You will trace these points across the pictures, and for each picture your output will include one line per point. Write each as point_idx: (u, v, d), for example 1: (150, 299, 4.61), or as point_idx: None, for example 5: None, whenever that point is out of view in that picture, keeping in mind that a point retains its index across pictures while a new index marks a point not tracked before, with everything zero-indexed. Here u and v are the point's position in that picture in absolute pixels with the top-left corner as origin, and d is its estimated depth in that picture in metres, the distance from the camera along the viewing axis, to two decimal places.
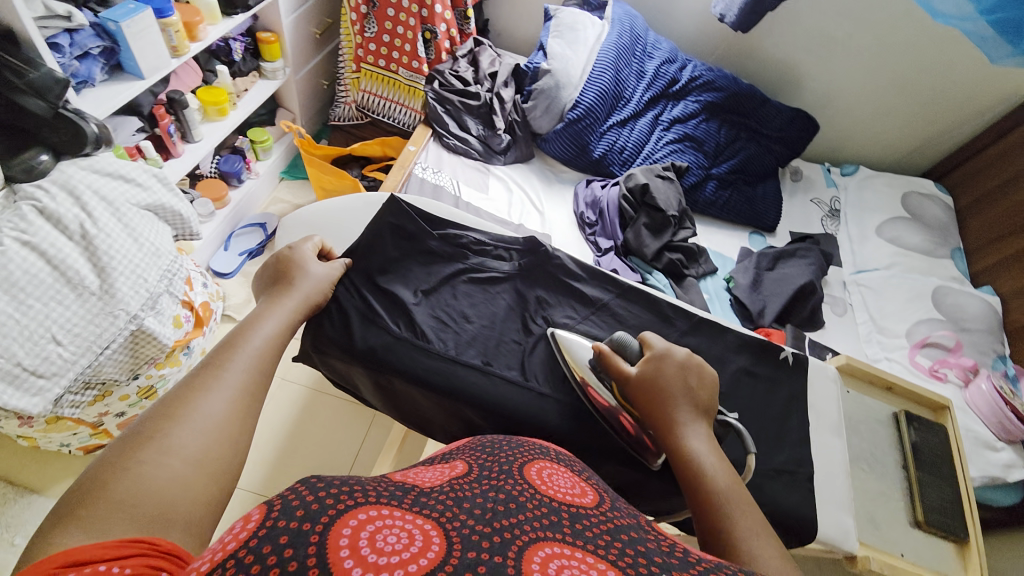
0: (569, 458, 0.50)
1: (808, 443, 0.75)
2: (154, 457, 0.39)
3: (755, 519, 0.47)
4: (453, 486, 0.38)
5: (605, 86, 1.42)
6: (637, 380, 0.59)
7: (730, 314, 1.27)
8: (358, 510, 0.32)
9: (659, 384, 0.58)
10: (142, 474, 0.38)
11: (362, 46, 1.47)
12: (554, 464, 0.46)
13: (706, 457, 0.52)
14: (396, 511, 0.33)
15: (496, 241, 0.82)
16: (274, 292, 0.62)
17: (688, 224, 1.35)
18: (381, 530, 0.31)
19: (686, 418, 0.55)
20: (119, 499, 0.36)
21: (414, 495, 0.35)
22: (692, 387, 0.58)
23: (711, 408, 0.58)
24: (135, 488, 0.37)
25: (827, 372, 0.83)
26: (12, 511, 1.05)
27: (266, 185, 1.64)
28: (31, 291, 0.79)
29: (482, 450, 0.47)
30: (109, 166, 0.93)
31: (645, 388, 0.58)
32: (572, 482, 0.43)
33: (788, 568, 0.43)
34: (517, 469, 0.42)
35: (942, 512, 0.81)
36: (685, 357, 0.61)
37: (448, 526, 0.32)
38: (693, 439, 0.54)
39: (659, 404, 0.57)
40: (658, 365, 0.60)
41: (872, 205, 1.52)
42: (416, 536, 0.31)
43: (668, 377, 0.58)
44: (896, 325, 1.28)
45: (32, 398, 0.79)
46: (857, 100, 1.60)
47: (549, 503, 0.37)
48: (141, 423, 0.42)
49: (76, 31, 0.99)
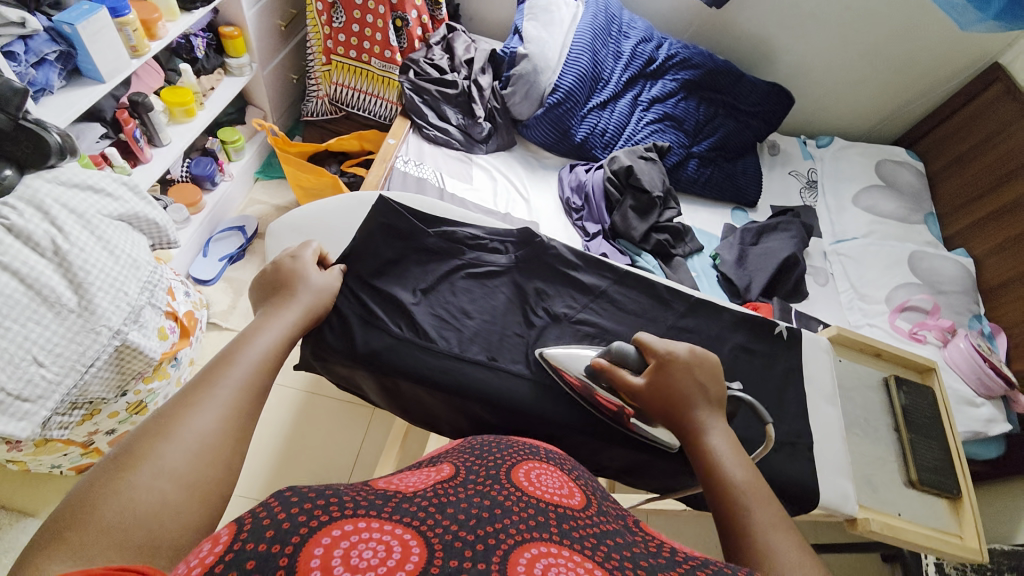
0: (559, 456, 0.52)
1: (806, 414, 0.78)
2: (146, 480, 0.38)
3: (772, 512, 0.48)
4: (437, 491, 0.38)
5: (583, 68, 1.41)
6: (649, 387, 0.60)
7: (717, 290, 1.29)
8: (335, 524, 0.32)
9: (669, 387, 0.59)
10: (131, 497, 0.37)
11: (330, 37, 1.42)
12: (543, 465, 0.47)
13: (722, 454, 0.54)
14: (375, 522, 0.33)
15: (490, 234, 0.82)
16: (271, 304, 0.60)
17: (673, 204, 1.36)
18: (358, 545, 0.31)
19: (703, 417, 0.57)
20: (108, 526, 0.35)
21: (395, 502, 0.36)
22: (703, 386, 0.59)
23: (722, 402, 0.59)
24: (124, 514, 0.36)
25: (820, 344, 0.85)
26: (6, 538, 1.02)
27: (241, 187, 1.59)
28: (7, 312, 0.76)
29: (470, 452, 0.47)
30: (76, 177, 0.89)
31: (654, 393, 0.59)
32: (560, 482, 0.45)
33: (810, 561, 0.45)
34: (506, 472, 0.43)
35: (935, 470, 0.85)
36: (694, 353, 0.61)
37: (430, 534, 0.33)
38: (708, 437, 0.55)
39: (671, 408, 0.58)
40: (664, 367, 0.60)
41: (848, 175, 1.56)
42: (393, 547, 0.31)
43: (682, 377, 0.59)
44: (876, 292, 1.33)
45: (17, 423, 0.76)
46: (830, 71, 1.62)
47: (536, 504, 0.38)
48: (131, 440, 0.40)
49: (29, 37, 0.94)
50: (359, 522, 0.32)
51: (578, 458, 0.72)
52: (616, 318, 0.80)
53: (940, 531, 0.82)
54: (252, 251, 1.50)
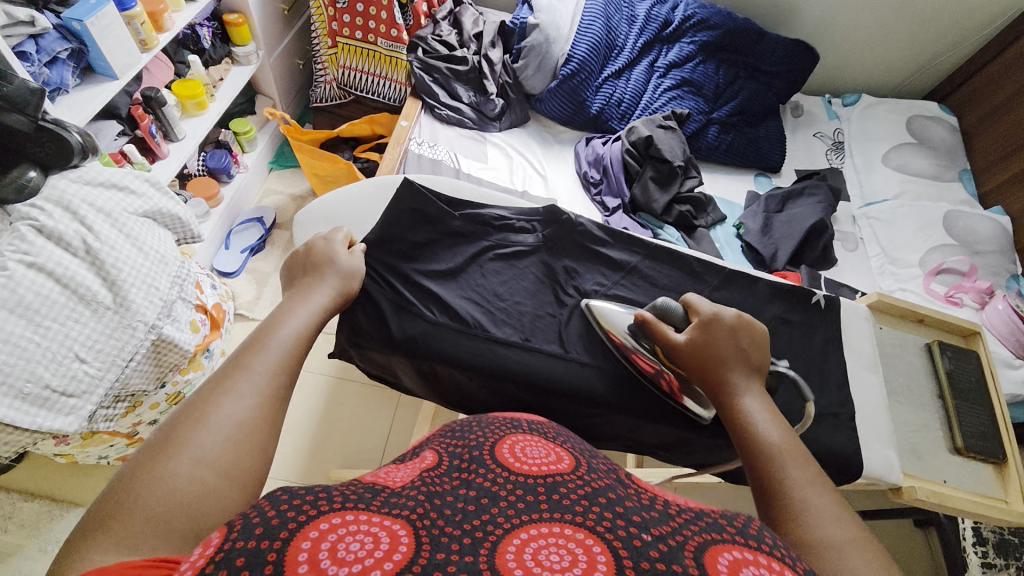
0: (541, 426, 0.52)
1: (847, 384, 0.76)
2: (187, 469, 0.38)
3: (810, 470, 0.47)
4: (424, 482, 0.39)
5: (596, 36, 1.36)
6: (688, 345, 0.60)
7: (742, 259, 1.26)
8: (323, 518, 0.32)
9: (710, 347, 0.58)
10: (172, 486, 0.37)
11: (335, 18, 1.39)
12: (528, 437, 0.47)
13: (756, 415, 0.52)
14: (364, 515, 0.33)
15: (517, 214, 0.81)
16: (301, 286, 0.60)
17: (694, 172, 1.32)
18: (345, 538, 0.31)
19: (739, 380, 0.56)
20: (153, 513, 0.36)
21: (383, 497, 0.36)
22: (744, 350, 0.58)
23: (762, 368, 0.58)
24: (166, 500, 0.37)
25: (859, 311, 0.83)
26: (62, 526, 1.07)
27: (257, 178, 1.59)
28: (46, 312, 0.77)
29: (450, 435, 0.47)
30: (99, 176, 0.89)
31: (693, 354, 0.59)
32: (547, 450, 0.46)
33: (847, 519, 0.43)
34: (491, 451, 0.43)
35: (981, 437, 0.83)
36: (739, 318, 0.60)
37: (419, 525, 0.33)
38: (742, 399, 0.54)
39: (709, 369, 0.57)
40: (705, 328, 0.60)
41: (878, 133, 1.49)
42: (382, 538, 0.32)
43: (719, 339, 0.59)
44: (909, 255, 1.28)
45: (66, 417, 0.79)
46: (856, 25, 1.53)
47: (525, 484, 0.38)
48: (169, 426, 0.41)
49: (40, 36, 0.93)
50: (348, 515, 0.33)
51: (615, 436, 0.73)
52: (648, 294, 0.78)
53: (986, 498, 0.81)
54: (272, 242, 1.52)
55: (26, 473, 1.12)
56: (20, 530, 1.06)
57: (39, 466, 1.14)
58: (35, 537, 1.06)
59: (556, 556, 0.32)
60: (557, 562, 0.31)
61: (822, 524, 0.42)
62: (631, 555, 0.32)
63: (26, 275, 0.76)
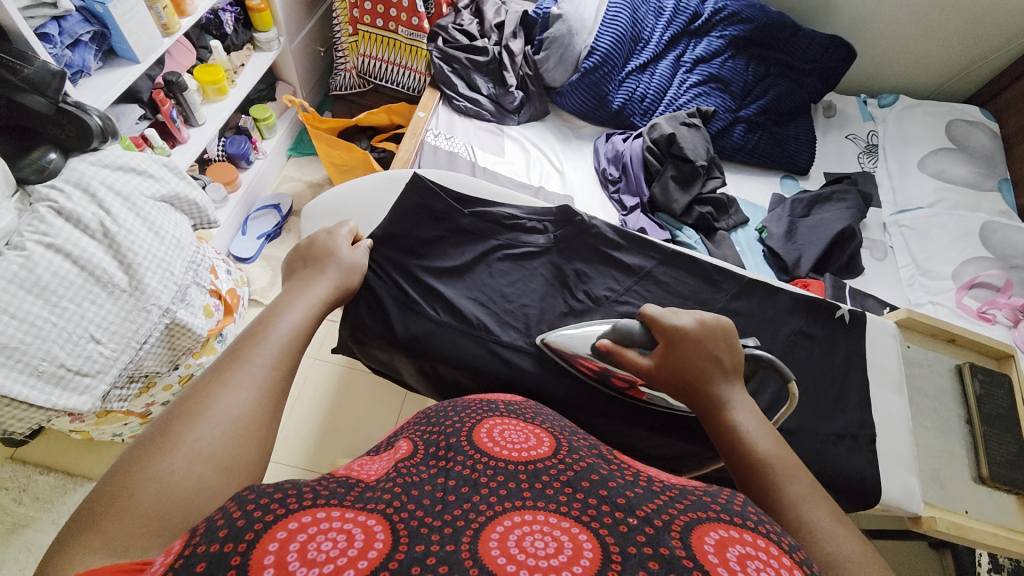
0: (519, 407, 0.54)
1: (869, 405, 0.73)
2: (183, 464, 0.38)
3: (806, 483, 0.45)
4: (400, 472, 0.39)
5: (621, 28, 1.32)
6: (657, 370, 0.57)
7: (764, 266, 1.21)
8: (293, 517, 0.32)
9: (681, 363, 0.55)
10: (167, 482, 0.37)
11: (356, 5, 1.38)
12: (506, 420, 0.49)
13: (744, 426, 0.50)
14: (337, 511, 0.33)
15: (529, 213, 0.79)
16: (299, 277, 0.59)
17: (717, 173, 1.28)
18: (316, 538, 0.31)
19: (721, 391, 0.53)
20: (147, 510, 0.35)
21: (358, 492, 0.36)
22: (718, 358, 0.55)
23: (740, 367, 0.56)
24: (161, 496, 0.36)
25: (886, 327, 0.79)
26: (74, 500, 1.10)
27: (275, 165, 1.59)
28: (62, 292, 0.78)
29: (425, 423, 0.50)
30: (118, 160, 0.90)
31: (666, 373, 0.56)
32: (526, 433, 0.47)
33: (851, 534, 0.41)
34: (468, 437, 0.45)
35: (1008, 466, 0.79)
36: (705, 324, 0.57)
37: (395, 518, 0.33)
38: (727, 413, 0.51)
39: (687, 385, 0.54)
40: (669, 345, 0.57)
41: (915, 137, 1.42)
42: (356, 535, 0.31)
43: (689, 353, 0.55)
44: (942, 267, 1.22)
45: (80, 396, 0.80)
46: (897, 21, 1.45)
47: (506, 469, 0.40)
48: (165, 420, 0.41)
49: (63, 18, 0.94)
50: (319, 513, 0.33)
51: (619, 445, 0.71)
52: (661, 300, 0.76)
53: (1012, 530, 0.77)
54: (288, 229, 1.53)
55: (42, 447, 1.16)
56: (35, 502, 1.10)
57: (54, 440, 1.17)
58: (50, 510, 1.09)
59: (541, 544, 0.32)
60: (542, 548, 0.32)
61: (828, 541, 0.40)
62: (616, 541, 0.32)
63: (43, 256, 0.77)
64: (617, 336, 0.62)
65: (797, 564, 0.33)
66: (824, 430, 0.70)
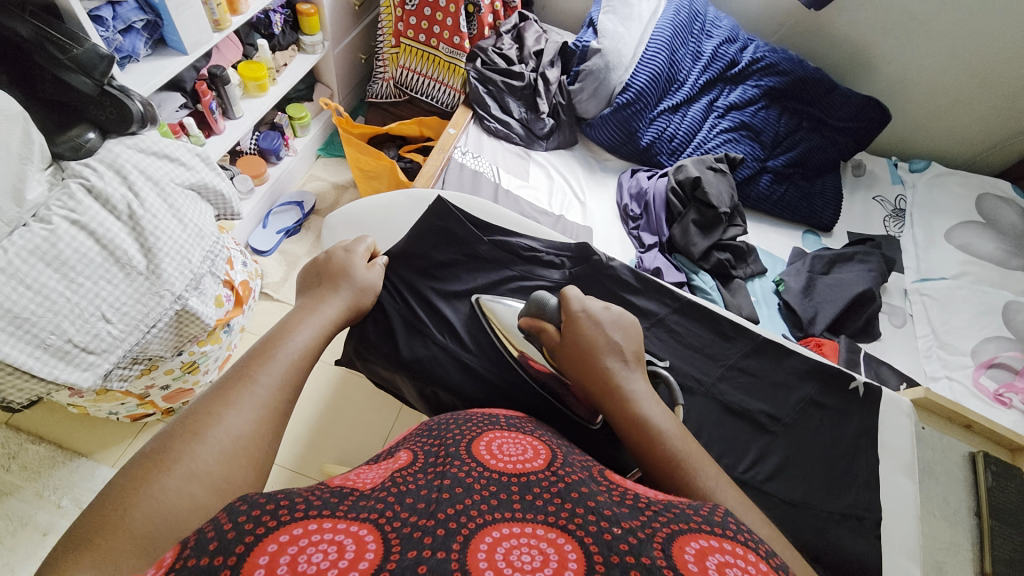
0: (519, 421, 0.54)
1: (876, 484, 0.70)
2: (177, 484, 0.38)
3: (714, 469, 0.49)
4: (395, 481, 0.39)
5: (658, 68, 1.33)
6: (567, 352, 0.58)
7: (777, 319, 1.20)
8: (284, 530, 0.31)
9: (583, 350, 0.57)
10: (162, 502, 0.37)
11: (402, 19, 1.42)
12: (504, 433, 0.48)
13: (643, 411, 0.52)
14: (328, 523, 0.32)
15: (548, 246, 0.79)
16: (312, 295, 0.60)
17: (739, 221, 1.27)
18: (306, 550, 0.30)
19: (629, 383, 0.55)
20: (138, 530, 0.36)
21: (351, 501, 0.35)
22: (620, 347, 0.58)
23: (640, 358, 0.59)
24: (153, 515, 0.37)
25: (902, 406, 0.75)
26: (61, 473, 1.11)
27: (304, 163, 1.63)
28: (81, 269, 0.79)
29: (425, 434, 0.49)
30: (154, 146, 0.93)
31: (568, 354, 0.58)
32: (523, 447, 0.46)
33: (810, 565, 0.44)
34: (466, 448, 0.44)
35: (1011, 564, 0.76)
36: (613, 316, 0.61)
37: (387, 528, 0.33)
38: (640, 407, 0.53)
39: (587, 376, 0.56)
40: (572, 324, 0.60)
41: (943, 207, 1.40)
42: (347, 546, 0.30)
43: (594, 343, 0.57)
44: (961, 342, 1.18)
45: (82, 372, 0.80)
46: (935, 89, 1.45)
47: (499, 481, 0.39)
48: (166, 438, 0.41)
49: (118, 4, 0.98)
50: (311, 525, 0.32)
51: None
52: (670, 349, 0.75)
53: None
54: (308, 227, 1.54)
55: (38, 415, 1.17)
56: (22, 471, 1.10)
57: (52, 410, 1.18)
58: (36, 481, 1.09)
59: (528, 558, 0.31)
60: (529, 562, 0.31)
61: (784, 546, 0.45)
62: (601, 551, 0.32)
63: (67, 232, 0.79)
64: (533, 309, 0.64)
65: (770, 565, 0.33)
66: (825, 507, 0.67)
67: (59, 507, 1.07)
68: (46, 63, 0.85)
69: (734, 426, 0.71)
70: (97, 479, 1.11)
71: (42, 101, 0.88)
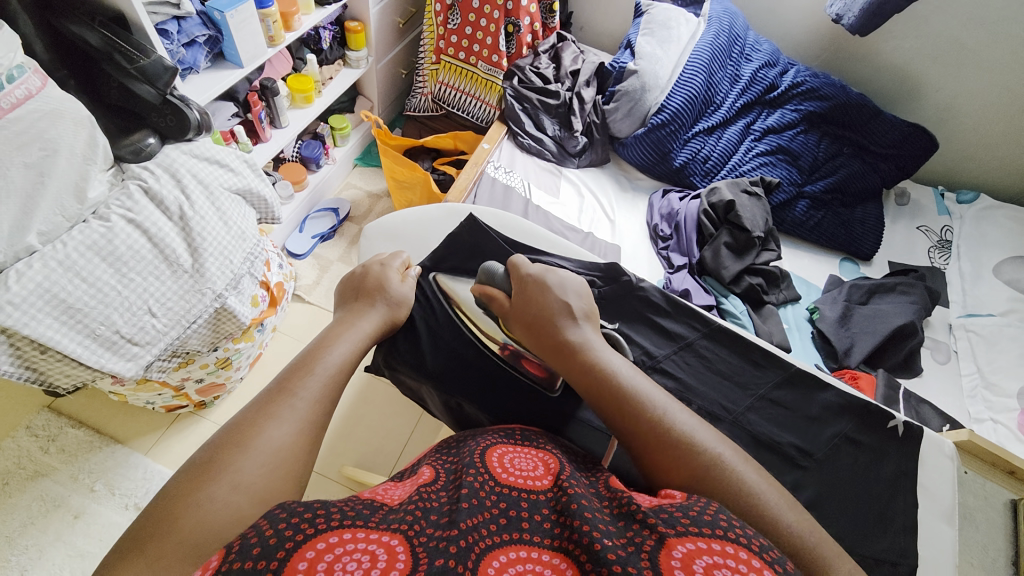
0: (534, 434, 0.54)
1: (915, 531, 0.66)
2: (223, 493, 0.41)
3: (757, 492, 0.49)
4: (421, 495, 0.40)
5: (695, 90, 1.33)
6: (517, 311, 0.64)
7: (810, 349, 1.16)
8: (321, 537, 0.34)
9: (530, 307, 0.63)
10: (207, 512, 0.39)
11: (444, 37, 1.47)
12: (515, 447, 0.49)
13: (595, 356, 0.57)
14: (362, 532, 0.35)
15: (578, 266, 0.80)
16: (351, 310, 0.63)
17: (773, 246, 1.24)
18: (342, 558, 0.33)
19: (575, 332, 0.60)
20: (187, 537, 0.38)
21: (382, 512, 0.37)
22: (570, 304, 0.63)
23: (592, 317, 0.64)
24: (200, 524, 0.39)
25: (944, 448, 0.71)
26: (97, 458, 1.16)
27: (341, 171, 1.68)
28: (133, 265, 0.84)
29: (446, 451, 0.49)
30: (206, 152, 0.98)
31: (519, 314, 0.64)
32: (534, 462, 0.47)
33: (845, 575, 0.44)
34: (481, 460, 0.45)
35: None
36: (559, 279, 0.65)
37: (414, 541, 0.35)
38: (592, 352, 0.58)
39: (538, 331, 0.61)
40: (520, 288, 0.65)
41: (991, 240, 1.34)
42: (378, 556, 0.33)
43: (542, 301, 0.63)
44: (1008, 383, 1.11)
45: (126, 362, 0.84)
46: (988, 120, 1.39)
47: (510, 497, 0.41)
48: (214, 448, 0.44)
49: (184, 19, 1.06)
50: (345, 533, 0.34)
51: None
52: (698, 375, 0.74)
53: None
54: (341, 233, 1.59)
55: (81, 401, 1.23)
56: (61, 453, 1.16)
57: (92, 397, 1.24)
58: (72, 463, 1.15)
59: None
60: None
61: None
62: None
63: (124, 230, 0.84)
64: (482, 278, 0.70)
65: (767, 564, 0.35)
66: (861, 552, 0.64)
67: (92, 491, 1.12)
68: (115, 72, 0.92)
69: (764, 459, 0.69)
70: (129, 466, 1.16)
71: (109, 107, 0.96)
